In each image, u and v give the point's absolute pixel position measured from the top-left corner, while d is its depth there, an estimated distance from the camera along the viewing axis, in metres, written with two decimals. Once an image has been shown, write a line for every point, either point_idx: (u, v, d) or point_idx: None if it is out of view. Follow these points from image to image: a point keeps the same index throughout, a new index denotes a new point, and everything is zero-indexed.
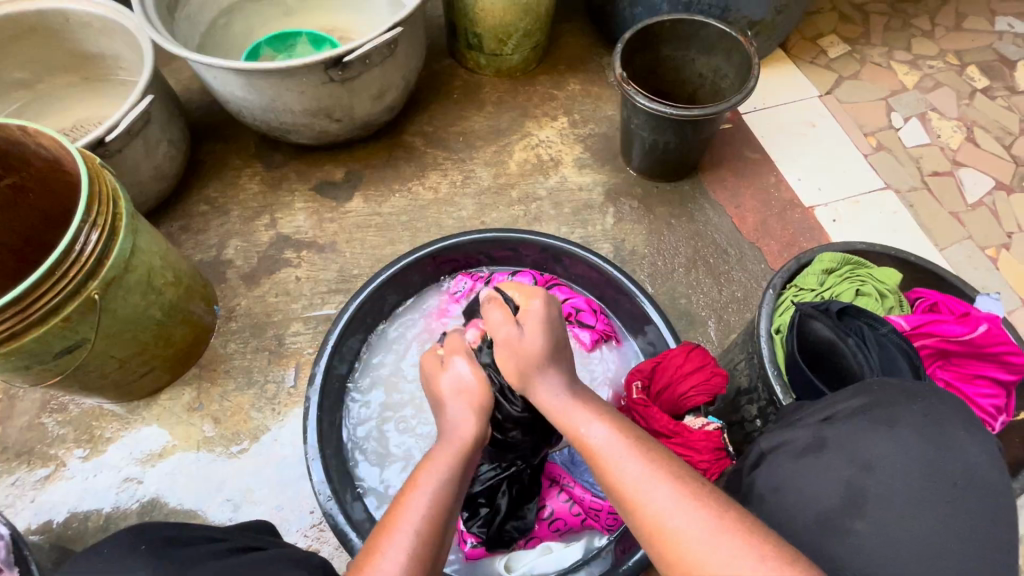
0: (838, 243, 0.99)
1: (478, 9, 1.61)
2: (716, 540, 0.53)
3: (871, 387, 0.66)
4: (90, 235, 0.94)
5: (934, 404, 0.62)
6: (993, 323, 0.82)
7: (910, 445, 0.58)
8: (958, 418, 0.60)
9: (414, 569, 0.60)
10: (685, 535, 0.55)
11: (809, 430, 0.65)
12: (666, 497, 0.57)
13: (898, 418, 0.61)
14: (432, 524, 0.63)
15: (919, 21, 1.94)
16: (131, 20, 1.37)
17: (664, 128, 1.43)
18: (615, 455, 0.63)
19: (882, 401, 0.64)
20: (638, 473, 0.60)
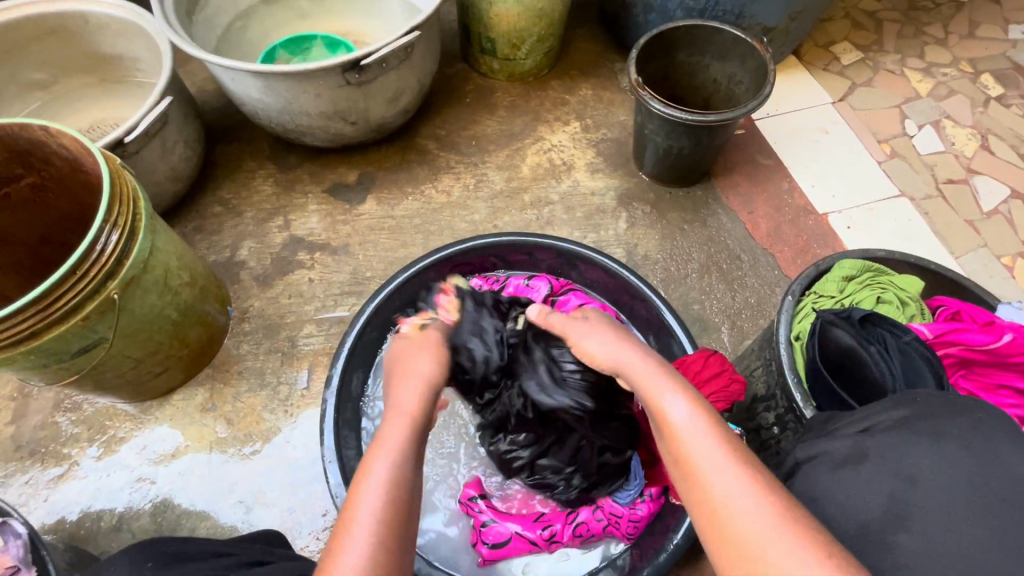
0: (856, 251, 0.99)
1: (492, 14, 1.61)
2: (779, 535, 0.50)
3: (914, 398, 0.66)
4: (110, 235, 0.95)
5: (979, 419, 0.60)
6: (1018, 332, 0.81)
7: (955, 457, 0.57)
8: (1007, 434, 0.57)
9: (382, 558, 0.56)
10: (746, 522, 0.51)
11: (848, 440, 0.65)
12: (734, 482, 0.54)
13: (941, 432, 0.59)
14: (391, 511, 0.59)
15: (933, 29, 1.94)
16: (150, 22, 1.38)
17: (679, 134, 1.42)
18: (689, 432, 0.59)
19: (924, 413, 0.63)
20: (713, 457, 0.56)
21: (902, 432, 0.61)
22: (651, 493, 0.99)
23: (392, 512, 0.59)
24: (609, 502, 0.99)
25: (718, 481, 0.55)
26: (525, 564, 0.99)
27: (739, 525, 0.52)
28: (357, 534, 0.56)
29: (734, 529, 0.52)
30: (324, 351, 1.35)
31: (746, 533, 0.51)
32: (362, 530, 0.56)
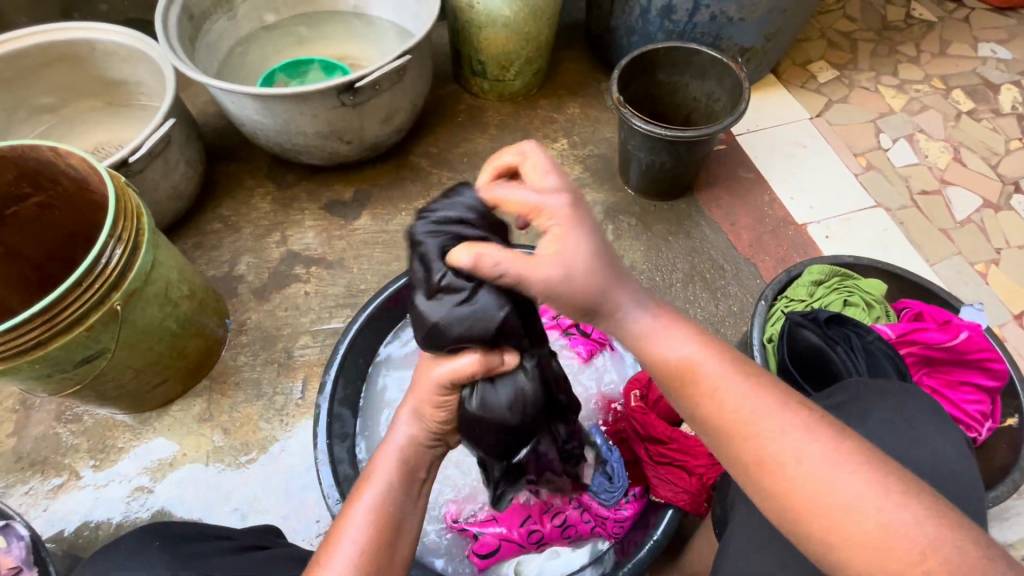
0: (827, 256, 1.04)
1: (481, 38, 1.69)
2: (846, 475, 0.56)
3: (848, 385, 0.77)
4: (114, 249, 0.99)
5: (904, 403, 0.72)
6: (974, 331, 0.88)
7: (883, 438, 0.68)
8: (924, 412, 0.71)
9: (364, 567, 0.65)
10: (815, 475, 0.57)
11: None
12: (787, 430, 0.59)
13: (869, 414, 0.71)
14: (374, 526, 0.68)
15: (905, 47, 2.02)
16: (154, 48, 1.45)
17: (661, 149, 1.48)
18: (716, 379, 0.63)
19: (855, 396, 0.74)
20: (760, 413, 0.61)
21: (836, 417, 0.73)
22: (635, 493, 1.00)
23: (370, 545, 0.67)
24: (594, 504, 1.00)
25: (774, 430, 0.60)
26: (517, 564, 1.00)
27: (797, 467, 0.58)
28: (339, 553, 0.66)
29: (794, 468, 0.58)
30: (319, 361, 1.39)
31: (800, 471, 0.58)
32: (343, 553, 0.65)
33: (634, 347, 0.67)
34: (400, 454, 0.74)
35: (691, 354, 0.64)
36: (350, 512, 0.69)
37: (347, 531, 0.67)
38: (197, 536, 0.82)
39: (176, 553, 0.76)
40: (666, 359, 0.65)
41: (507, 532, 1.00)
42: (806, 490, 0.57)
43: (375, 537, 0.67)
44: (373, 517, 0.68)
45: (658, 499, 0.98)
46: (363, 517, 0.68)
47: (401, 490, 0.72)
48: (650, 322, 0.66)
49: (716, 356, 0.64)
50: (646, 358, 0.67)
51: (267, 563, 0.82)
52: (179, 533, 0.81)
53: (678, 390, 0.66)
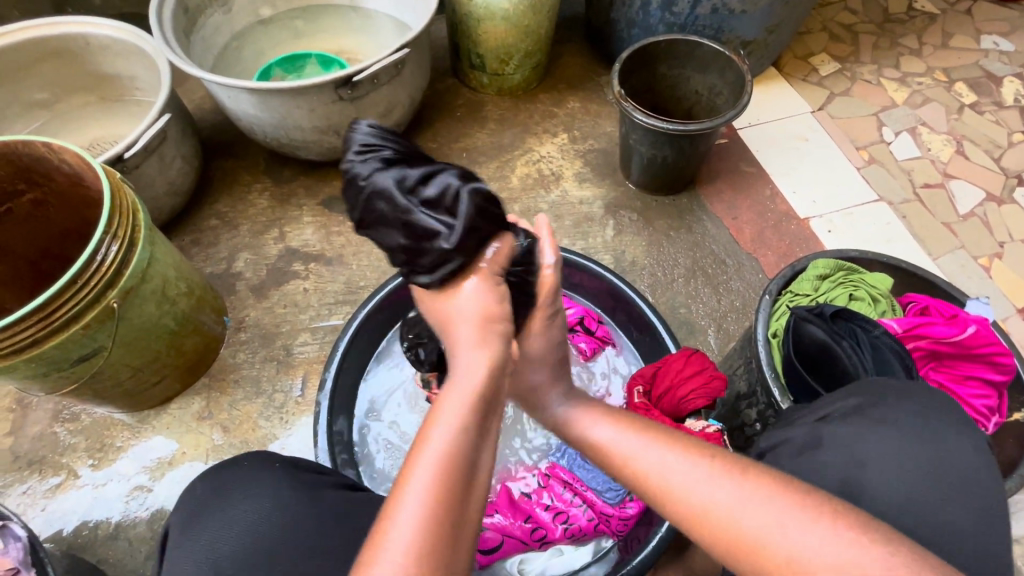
0: (831, 251, 1.03)
1: (480, 32, 1.67)
2: (802, 528, 0.54)
3: (866, 387, 0.75)
4: (110, 246, 0.98)
5: (924, 405, 0.71)
6: (981, 325, 0.88)
7: (902, 443, 0.67)
8: (947, 417, 0.69)
9: (433, 528, 0.50)
10: (762, 528, 0.56)
11: (808, 427, 0.73)
12: (727, 491, 0.59)
13: (892, 418, 0.69)
14: (448, 473, 0.52)
15: (907, 40, 2.00)
16: (148, 42, 1.43)
17: (662, 143, 1.47)
18: (630, 445, 0.68)
19: (872, 399, 0.72)
20: (695, 477, 0.62)
21: (854, 419, 0.71)
22: None
23: (444, 495, 0.52)
24: (598, 501, 0.99)
25: (707, 491, 0.60)
26: (521, 561, 0.99)
27: (724, 520, 0.58)
28: (406, 507, 0.51)
29: (723, 522, 0.58)
30: (319, 359, 1.37)
31: (729, 523, 0.57)
32: (414, 499, 0.51)
33: (563, 431, 0.77)
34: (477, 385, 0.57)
35: (604, 428, 0.72)
36: (414, 457, 0.53)
37: (413, 478, 0.52)
38: (303, 467, 0.80)
39: (293, 480, 0.75)
40: (587, 432, 0.73)
41: (510, 527, 0.99)
42: (743, 537, 0.56)
43: (450, 484, 0.52)
44: (444, 462, 0.53)
45: None
46: (432, 461, 0.53)
47: (478, 424, 0.56)
48: (567, 408, 0.77)
49: (626, 426, 0.71)
50: (577, 440, 0.75)
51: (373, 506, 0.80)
52: (293, 461, 0.80)
53: (607, 464, 0.70)
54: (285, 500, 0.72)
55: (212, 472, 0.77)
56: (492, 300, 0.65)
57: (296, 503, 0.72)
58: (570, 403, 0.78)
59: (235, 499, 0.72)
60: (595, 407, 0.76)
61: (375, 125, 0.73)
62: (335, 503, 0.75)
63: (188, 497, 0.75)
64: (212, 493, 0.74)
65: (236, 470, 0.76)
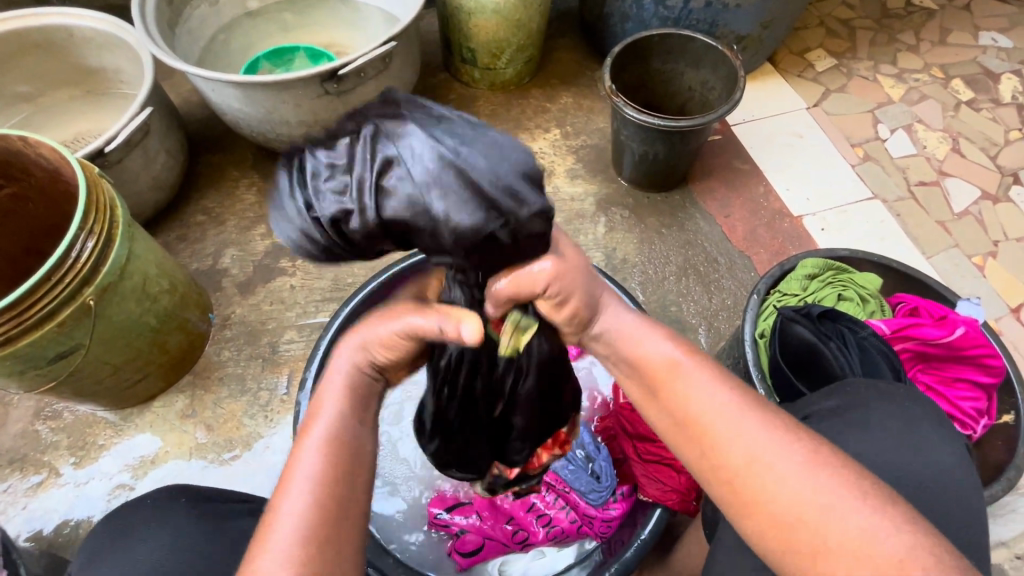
0: (822, 250, 1.02)
1: (472, 25, 1.65)
2: (851, 504, 0.54)
3: (846, 388, 0.75)
4: (86, 243, 0.96)
5: (908, 406, 0.71)
6: (970, 326, 0.86)
7: (880, 443, 0.67)
8: (925, 419, 0.69)
9: (321, 506, 0.57)
10: (815, 500, 0.55)
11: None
12: (789, 463, 0.57)
13: (868, 420, 0.69)
14: (328, 461, 0.60)
15: (904, 36, 1.98)
16: (131, 34, 1.41)
17: (654, 140, 1.45)
18: (696, 381, 0.64)
19: (852, 402, 0.72)
20: (756, 436, 0.60)
21: (832, 421, 0.71)
22: (623, 492, 0.97)
23: (331, 474, 0.60)
24: (582, 503, 0.96)
25: (767, 455, 0.58)
26: (502, 563, 0.99)
27: (771, 478, 0.57)
28: (294, 489, 0.58)
29: (768, 478, 0.58)
30: (305, 356, 1.36)
31: (776, 480, 0.57)
32: (303, 479, 0.59)
33: (617, 349, 0.70)
34: (347, 380, 0.68)
35: (673, 355, 0.67)
36: (300, 446, 0.62)
37: (300, 461, 0.60)
38: (219, 497, 0.79)
39: (203, 512, 0.75)
40: (654, 360, 0.67)
41: (491, 530, 0.97)
42: (784, 498, 0.56)
43: (336, 464, 0.60)
44: (326, 447, 0.61)
45: (645, 497, 0.95)
46: (316, 448, 0.61)
47: (353, 415, 0.65)
48: (632, 328, 0.70)
49: (698, 361, 0.66)
50: (628, 356, 0.69)
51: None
52: (206, 492, 0.79)
53: (657, 391, 0.67)
54: (193, 531, 0.72)
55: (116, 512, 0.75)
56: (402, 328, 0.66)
57: (206, 533, 0.72)
58: (637, 316, 0.71)
59: (135, 539, 0.71)
60: (655, 326, 0.71)
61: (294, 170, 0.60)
62: (247, 531, 0.75)
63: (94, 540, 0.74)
64: (114, 534, 0.72)
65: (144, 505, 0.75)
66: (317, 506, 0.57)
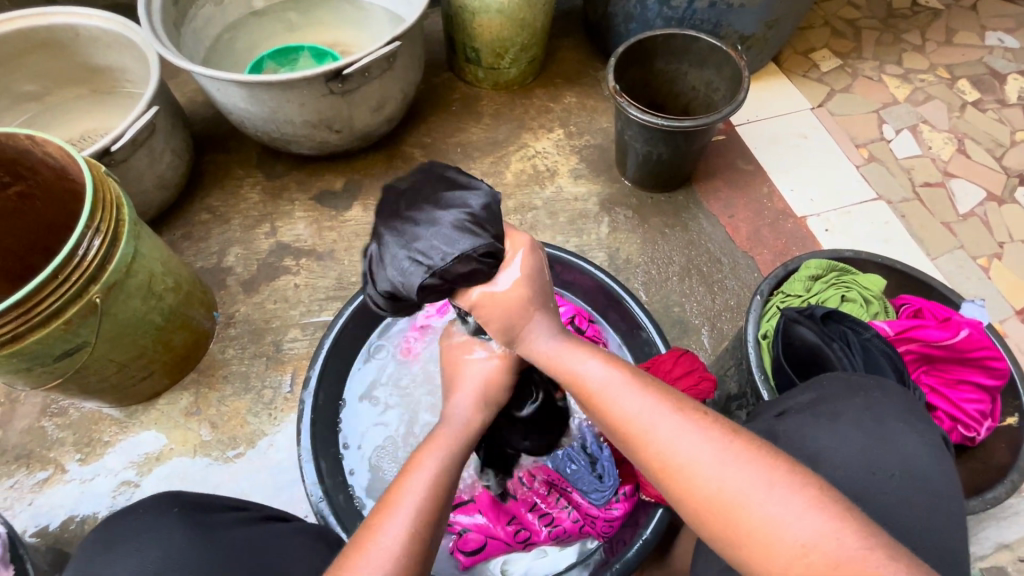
0: (825, 251, 1.01)
1: (476, 25, 1.65)
2: (783, 497, 0.53)
3: (821, 383, 0.76)
4: (92, 241, 0.97)
5: (875, 400, 0.71)
6: (974, 328, 0.86)
7: (849, 437, 0.67)
8: (896, 414, 0.69)
9: (417, 537, 0.61)
10: (749, 497, 0.54)
11: (765, 424, 0.75)
12: (728, 469, 0.56)
13: (840, 413, 0.69)
14: (436, 497, 0.64)
15: (910, 36, 1.97)
16: (137, 33, 1.41)
17: (657, 140, 1.45)
18: (618, 391, 0.63)
19: (827, 396, 0.73)
20: (682, 437, 0.58)
21: (806, 414, 0.72)
22: (625, 492, 0.97)
23: (432, 507, 0.63)
24: (584, 502, 0.97)
25: (700, 459, 0.57)
26: (504, 562, 0.98)
27: (703, 482, 0.56)
28: (400, 515, 0.61)
29: (700, 479, 0.56)
30: (308, 354, 1.37)
31: (706, 481, 0.56)
32: (411, 503, 0.63)
33: (546, 368, 0.71)
34: (466, 425, 0.75)
35: (596, 367, 0.66)
36: (407, 476, 0.66)
37: (409, 488, 0.64)
38: (211, 507, 0.79)
39: (195, 522, 0.74)
40: (580, 371, 0.67)
41: (494, 530, 0.97)
42: (719, 498, 0.55)
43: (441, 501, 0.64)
44: (434, 482, 0.65)
45: (647, 497, 0.96)
46: (424, 483, 0.65)
47: (459, 459, 0.70)
48: (557, 344, 0.70)
49: (621, 368, 0.65)
50: (558, 373, 0.69)
51: (286, 535, 0.80)
52: (196, 502, 0.78)
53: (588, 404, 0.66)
54: (186, 542, 0.71)
55: (106, 522, 0.74)
56: (498, 369, 0.80)
57: (200, 541, 0.71)
58: (559, 335, 0.71)
59: (125, 552, 0.69)
60: (581, 343, 0.70)
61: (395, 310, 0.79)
62: (241, 539, 0.74)
63: (86, 547, 0.72)
64: (102, 548, 0.70)
65: (133, 517, 0.73)
66: (415, 535, 0.60)
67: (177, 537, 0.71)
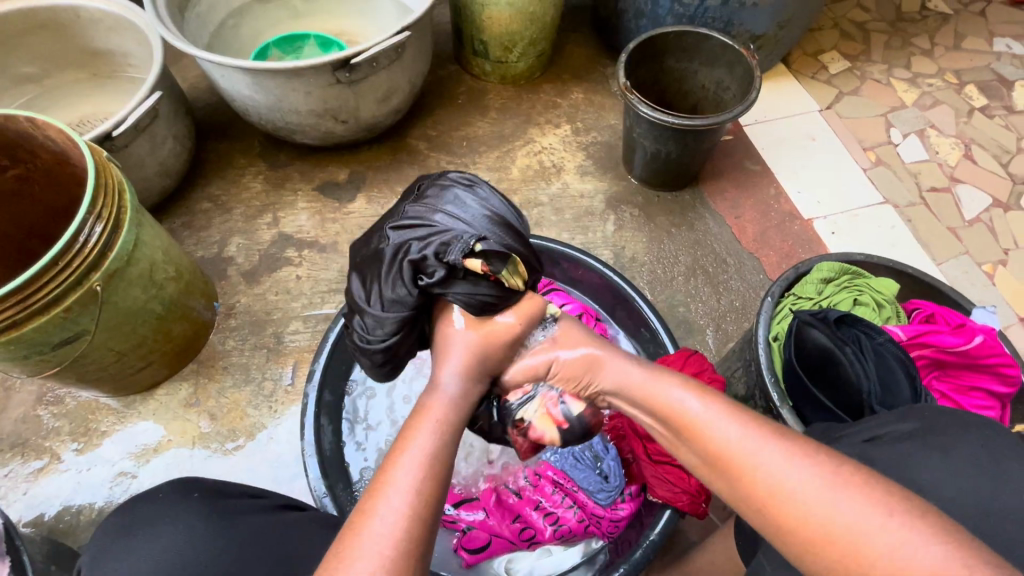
0: (836, 254, 1.01)
1: (484, 17, 1.63)
2: (906, 534, 0.51)
3: (922, 412, 0.70)
4: (94, 228, 0.95)
5: (989, 435, 0.65)
6: (988, 334, 0.85)
7: (963, 475, 0.61)
8: (1012, 452, 0.63)
9: (416, 522, 0.57)
10: (864, 532, 0.52)
11: (853, 448, 0.69)
12: (841, 499, 0.54)
13: (952, 448, 0.63)
14: (429, 480, 0.60)
15: (919, 40, 1.96)
16: (141, 17, 1.39)
17: (666, 138, 1.44)
18: (711, 420, 0.64)
19: (932, 427, 0.67)
20: (781, 462, 0.58)
21: (909, 442, 0.66)
22: (631, 492, 0.96)
23: (426, 496, 0.59)
24: (589, 502, 0.96)
25: (814, 485, 0.55)
26: (507, 561, 0.97)
27: (803, 506, 0.55)
28: (392, 497, 0.58)
29: (799, 508, 0.55)
30: (310, 348, 1.35)
31: (806, 510, 0.55)
32: (397, 493, 0.58)
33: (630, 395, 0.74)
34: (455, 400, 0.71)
35: (685, 398, 0.67)
36: (398, 456, 0.62)
37: (396, 476, 0.60)
38: (231, 492, 0.77)
39: (213, 509, 0.72)
40: (673, 409, 0.67)
41: (497, 527, 0.97)
42: (831, 529, 0.53)
43: (430, 484, 0.60)
44: (424, 461, 0.62)
45: (654, 499, 0.93)
46: (416, 461, 0.62)
47: (449, 443, 0.66)
48: (643, 378, 0.73)
49: (716, 398, 0.66)
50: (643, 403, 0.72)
51: (303, 525, 0.77)
52: (218, 487, 0.77)
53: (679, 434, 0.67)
54: (202, 529, 0.69)
55: (128, 504, 0.73)
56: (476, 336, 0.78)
57: (216, 530, 0.70)
58: (646, 369, 0.74)
59: (143, 536, 0.68)
60: (669, 373, 0.72)
61: (382, 331, 0.79)
62: (257, 530, 0.72)
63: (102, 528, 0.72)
64: (120, 532, 0.70)
65: (152, 501, 0.72)
66: (413, 517, 0.57)
67: (194, 525, 0.69)
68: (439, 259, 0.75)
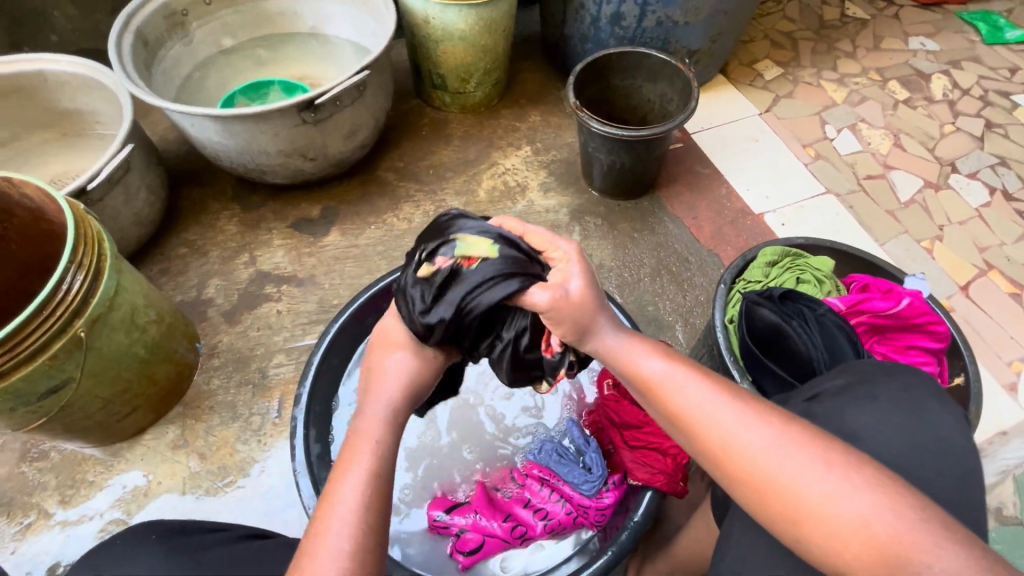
0: (778, 238, 1.09)
1: (439, 52, 1.73)
2: (857, 491, 0.56)
3: (852, 366, 0.77)
4: (75, 277, 0.98)
5: (911, 381, 0.73)
6: (914, 297, 0.95)
7: (891, 415, 0.69)
8: (930, 393, 0.71)
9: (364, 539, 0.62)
10: (810, 487, 0.58)
11: (800, 408, 0.75)
12: (807, 461, 0.59)
13: (879, 394, 0.71)
14: (369, 501, 0.65)
15: (843, 44, 2.14)
16: (108, 76, 1.44)
17: (619, 149, 1.53)
18: (681, 383, 0.68)
19: (861, 379, 0.74)
20: (742, 422, 0.63)
21: (845, 395, 0.73)
22: (614, 481, 1.00)
23: (369, 512, 0.64)
24: (576, 494, 1.00)
25: (773, 446, 0.61)
26: (502, 560, 1.00)
27: (771, 467, 0.60)
28: (340, 516, 0.63)
29: (749, 461, 0.61)
30: (294, 378, 1.38)
31: (755, 461, 0.61)
32: (354, 480, 0.66)
33: (609, 360, 0.74)
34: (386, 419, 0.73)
35: (660, 367, 0.70)
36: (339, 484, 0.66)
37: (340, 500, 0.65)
38: (192, 528, 0.76)
39: (172, 547, 0.71)
40: (643, 374, 0.70)
41: (490, 527, 0.99)
42: (778, 484, 0.59)
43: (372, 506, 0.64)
44: (365, 490, 0.65)
45: (635, 482, 0.99)
46: (354, 493, 0.65)
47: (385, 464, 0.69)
48: (620, 343, 0.73)
49: (681, 365, 0.69)
50: (621, 372, 0.73)
51: (271, 551, 0.78)
52: (178, 526, 0.76)
53: (648, 395, 0.70)
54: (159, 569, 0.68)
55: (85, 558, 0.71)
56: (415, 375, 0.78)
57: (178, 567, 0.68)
58: (627, 334, 0.74)
59: None
60: (646, 342, 0.74)
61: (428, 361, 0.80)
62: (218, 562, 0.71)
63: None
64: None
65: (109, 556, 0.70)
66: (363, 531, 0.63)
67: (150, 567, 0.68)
68: (434, 283, 0.79)
